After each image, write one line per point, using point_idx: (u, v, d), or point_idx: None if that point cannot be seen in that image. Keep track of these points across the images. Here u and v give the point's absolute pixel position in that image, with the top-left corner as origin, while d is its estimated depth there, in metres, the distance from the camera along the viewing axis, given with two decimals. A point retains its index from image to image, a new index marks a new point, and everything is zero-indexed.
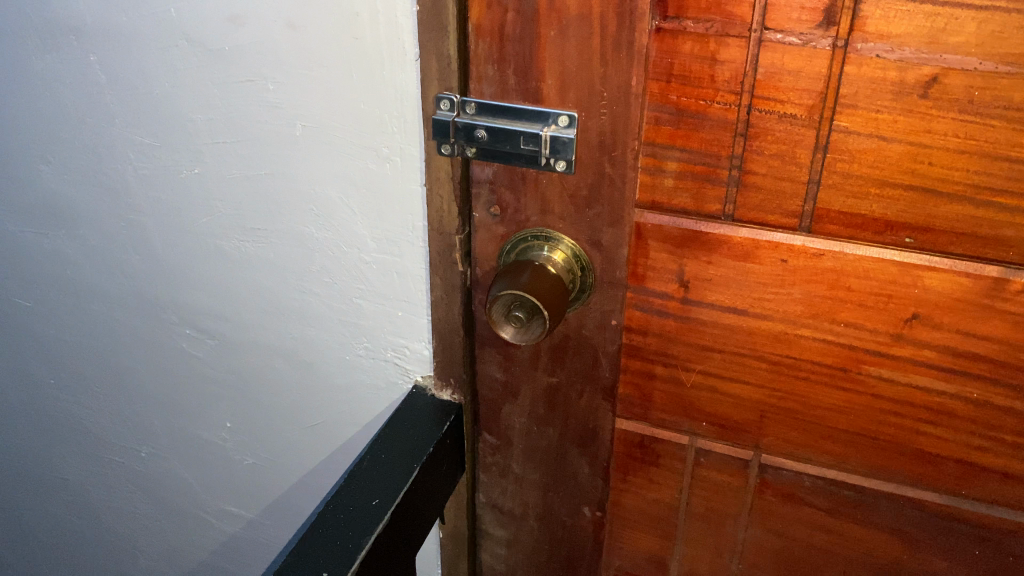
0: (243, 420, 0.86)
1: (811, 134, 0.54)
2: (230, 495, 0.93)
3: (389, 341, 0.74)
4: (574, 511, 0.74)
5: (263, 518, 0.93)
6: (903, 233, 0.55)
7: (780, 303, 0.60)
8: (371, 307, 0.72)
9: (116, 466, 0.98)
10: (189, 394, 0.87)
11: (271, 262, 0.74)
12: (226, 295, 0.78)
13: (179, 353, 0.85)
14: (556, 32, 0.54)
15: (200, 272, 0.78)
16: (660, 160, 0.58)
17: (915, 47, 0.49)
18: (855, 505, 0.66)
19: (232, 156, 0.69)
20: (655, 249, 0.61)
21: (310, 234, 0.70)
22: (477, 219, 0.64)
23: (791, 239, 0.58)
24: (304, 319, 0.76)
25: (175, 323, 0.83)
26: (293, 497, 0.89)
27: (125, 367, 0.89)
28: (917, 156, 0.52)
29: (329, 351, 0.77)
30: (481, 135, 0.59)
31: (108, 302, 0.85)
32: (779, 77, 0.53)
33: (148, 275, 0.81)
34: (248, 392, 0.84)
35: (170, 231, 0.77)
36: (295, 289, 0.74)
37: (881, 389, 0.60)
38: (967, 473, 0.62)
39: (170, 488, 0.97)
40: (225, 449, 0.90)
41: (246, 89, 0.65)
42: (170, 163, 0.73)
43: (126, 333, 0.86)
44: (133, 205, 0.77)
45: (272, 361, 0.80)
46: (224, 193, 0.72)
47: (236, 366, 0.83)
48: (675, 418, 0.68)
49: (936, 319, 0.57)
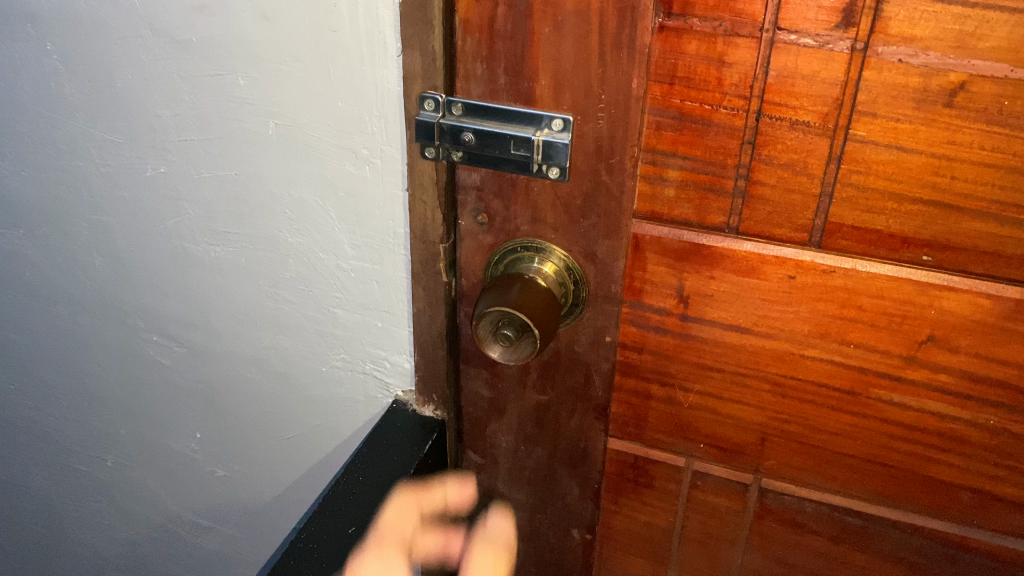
0: (215, 431, 0.82)
1: (825, 144, 0.50)
2: (201, 508, 0.89)
3: (368, 353, 0.69)
4: (562, 534, 0.70)
5: (236, 531, 0.89)
6: (921, 250, 0.51)
7: (786, 322, 0.56)
8: (348, 317, 0.68)
9: (81, 476, 0.94)
10: (157, 402, 0.83)
11: (242, 267, 0.69)
12: (195, 301, 0.74)
13: (147, 360, 0.80)
14: (550, 29, 0.50)
15: (168, 277, 0.73)
16: (660, 167, 0.54)
17: (942, 52, 0.45)
18: (860, 532, 0.62)
19: (200, 155, 0.65)
20: (653, 262, 0.57)
21: (283, 239, 0.66)
22: (462, 227, 0.60)
23: (800, 254, 0.54)
24: (278, 329, 0.71)
25: (141, 329, 0.78)
26: (268, 511, 0.85)
27: (89, 373, 0.84)
28: (939, 169, 0.49)
29: (304, 361, 0.73)
30: (468, 138, 0.55)
31: (71, 306, 0.80)
32: (792, 82, 0.49)
33: (114, 279, 0.76)
34: (218, 402, 0.79)
35: (137, 233, 0.72)
36: (268, 296, 0.70)
37: (891, 413, 0.57)
38: (980, 503, 0.58)
39: (138, 499, 0.92)
40: (195, 460, 0.85)
41: (214, 84, 0.60)
42: (134, 162, 0.68)
43: (90, 339, 0.82)
44: (96, 205, 0.72)
45: (245, 371, 0.76)
46: (193, 194, 0.67)
47: (206, 375, 0.78)
48: (671, 440, 0.64)
49: (954, 342, 0.53)
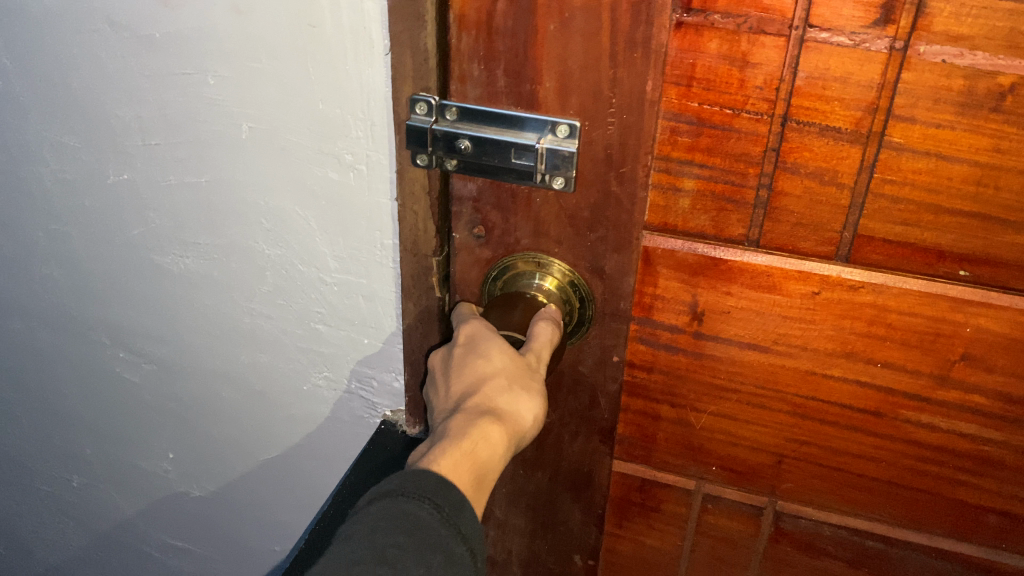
0: (189, 450, 0.77)
1: (857, 152, 0.46)
2: (174, 528, 0.84)
3: (354, 370, 0.65)
4: (564, 559, 0.66)
5: (211, 553, 0.84)
6: (958, 264, 0.48)
7: (808, 339, 0.52)
8: (332, 332, 0.63)
9: (45, 497, 0.88)
10: (126, 420, 0.77)
11: (215, 280, 0.64)
12: (165, 315, 0.68)
13: (114, 376, 0.74)
14: (556, 26, 0.45)
15: (135, 289, 0.68)
16: (675, 176, 0.49)
17: (991, 52, 0.41)
18: (881, 556, 0.59)
19: (168, 161, 0.59)
20: (666, 277, 0.53)
21: (260, 250, 0.60)
22: (457, 240, 0.55)
23: (825, 268, 0.50)
24: (255, 344, 0.66)
25: (107, 344, 0.72)
26: (246, 534, 0.80)
27: (52, 391, 0.78)
28: (981, 178, 0.45)
29: (283, 379, 0.68)
30: (463, 146, 0.50)
31: (30, 320, 0.74)
32: (823, 84, 0.44)
33: (77, 292, 0.70)
34: (192, 418, 0.74)
35: (100, 243, 0.66)
36: (244, 311, 0.65)
37: (919, 435, 0.53)
38: (1011, 526, 0.55)
39: (105, 518, 0.87)
40: (167, 480, 0.80)
41: (181, 83, 0.54)
42: (94, 167, 0.62)
43: (51, 355, 0.76)
44: (52, 214, 0.66)
45: (220, 388, 0.71)
46: (159, 202, 0.61)
47: (180, 393, 0.73)
48: (681, 462, 0.60)
49: (990, 361, 0.49)
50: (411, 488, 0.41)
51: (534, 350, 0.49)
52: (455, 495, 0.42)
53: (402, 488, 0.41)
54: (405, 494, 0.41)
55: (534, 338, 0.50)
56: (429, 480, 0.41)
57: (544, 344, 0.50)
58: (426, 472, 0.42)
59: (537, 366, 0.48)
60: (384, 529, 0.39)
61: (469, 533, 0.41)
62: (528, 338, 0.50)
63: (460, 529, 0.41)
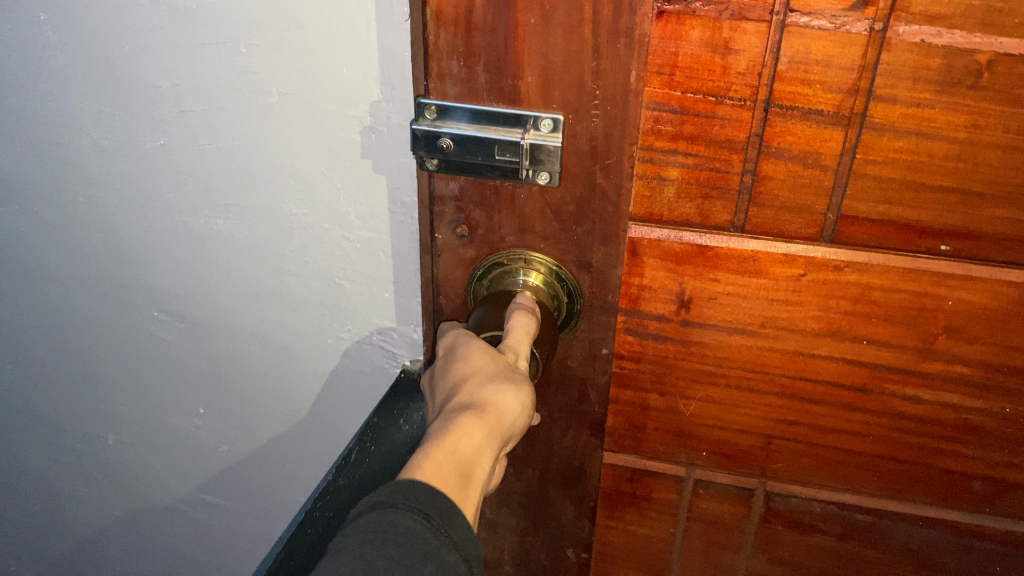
0: (219, 408, 0.71)
1: (838, 134, 0.46)
2: (191, 507, 0.81)
3: (375, 325, 0.61)
4: (556, 554, 0.65)
5: (220, 536, 0.83)
6: (939, 240, 0.49)
7: (795, 321, 0.53)
8: (355, 289, 0.59)
9: (57, 480, 0.83)
10: (151, 381, 0.71)
11: (241, 242, 0.59)
12: (194, 277, 0.63)
13: (139, 337, 0.68)
14: (537, 20, 0.45)
15: (159, 249, 0.62)
16: (660, 166, 0.49)
17: (968, 30, 0.42)
18: (869, 529, 0.60)
19: (194, 134, 0.55)
20: (652, 267, 0.53)
21: (286, 211, 0.57)
22: (439, 242, 0.54)
23: (811, 250, 0.50)
24: (284, 304, 0.62)
25: (135, 303, 0.66)
26: (256, 517, 0.80)
27: (77, 359, 0.72)
28: (960, 155, 0.46)
29: (308, 335, 0.63)
30: (446, 144, 0.49)
31: (59, 285, 0.67)
32: (806, 68, 0.45)
33: (110, 260, 0.64)
34: (219, 378, 0.69)
35: (134, 207, 0.60)
36: (270, 271, 0.60)
37: (905, 407, 0.54)
38: (994, 490, 0.56)
39: (120, 497, 0.83)
40: (196, 436, 0.74)
41: (213, 55, 0.51)
42: (124, 136, 0.56)
43: (79, 322, 0.69)
44: (77, 173, 0.59)
45: (251, 346, 0.66)
46: (189, 167, 0.56)
47: (212, 351, 0.67)
48: (671, 450, 0.60)
49: (971, 331, 0.51)
50: (400, 499, 0.38)
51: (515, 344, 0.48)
52: (444, 505, 0.39)
53: (390, 501, 0.38)
54: (393, 507, 0.38)
55: (511, 330, 0.49)
56: (417, 492, 0.39)
57: (524, 335, 0.49)
58: (411, 482, 0.40)
59: (516, 360, 0.47)
60: (373, 540, 0.36)
61: (462, 542, 0.39)
62: (507, 331, 0.49)
63: (452, 538, 0.38)
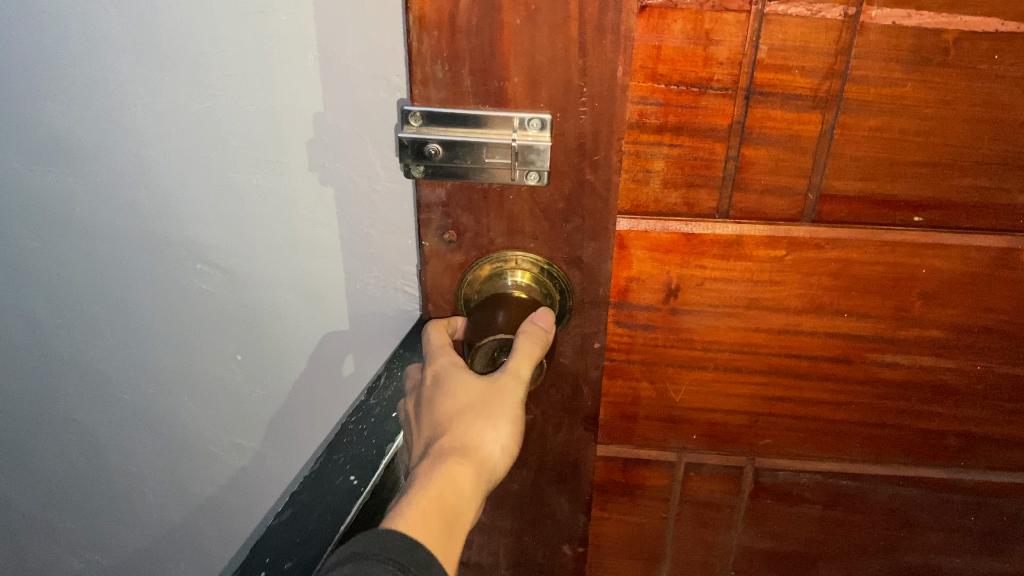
0: (247, 377, 0.65)
1: (817, 116, 0.48)
2: (177, 513, 0.75)
3: (404, 273, 0.58)
4: (552, 552, 0.66)
5: (192, 549, 0.78)
6: (913, 212, 0.51)
7: (780, 300, 0.54)
8: (383, 238, 0.56)
9: (48, 483, 0.76)
10: (167, 353, 0.65)
11: (272, 194, 0.55)
12: (221, 227, 0.57)
13: (158, 297, 0.61)
14: (523, 20, 0.45)
15: (185, 204, 0.56)
16: (645, 159, 0.50)
17: (936, 11, 0.44)
18: (853, 494, 0.63)
19: (235, 73, 0.50)
20: (640, 258, 0.54)
21: (318, 164, 0.53)
22: (427, 248, 0.53)
23: (793, 231, 0.52)
24: (315, 255, 0.58)
25: (161, 260, 0.59)
26: (230, 527, 0.75)
27: (96, 315, 0.63)
28: (930, 130, 0.48)
29: (337, 286, 0.59)
30: (434, 150, 0.49)
31: (76, 230, 0.59)
32: (785, 55, 0.46)
33: (139, 206, 0.57)
34: (247, 341, 0.63)
35: (162, 155, 0.54)
36: (299, 223, 0.56)
37: (884, 374, 0.57)
38: (967, 444, 0.59)
39: (108, 503, 0.76)
40: (227, 409, 0.67)
41: (250, 22, 0.48)
42: (155, 81, 0.51)
43: (101, 273, 0.61)
44: (110, 97, 0.52)
45: (284, 299, 0.60)
46: (219, 118, 0.52)
47: (256, 297, 0.60)
48: (661, 436, 0.61)
49: (943, 296, 0.54)
50: (375, 550, 0.40)
51: (512, 368, 0.48)
52: (421, 554, 0.41)
53: (364, 551, 0.40)
54: (367, 557, 0.39)
55: (513, 352, 0.48)
56: (393, 542, 0.40)
57: (520, 358, 0.48)
58: (389, 531, 0.41)
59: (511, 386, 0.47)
60: None
61: None
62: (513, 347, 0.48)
63: None
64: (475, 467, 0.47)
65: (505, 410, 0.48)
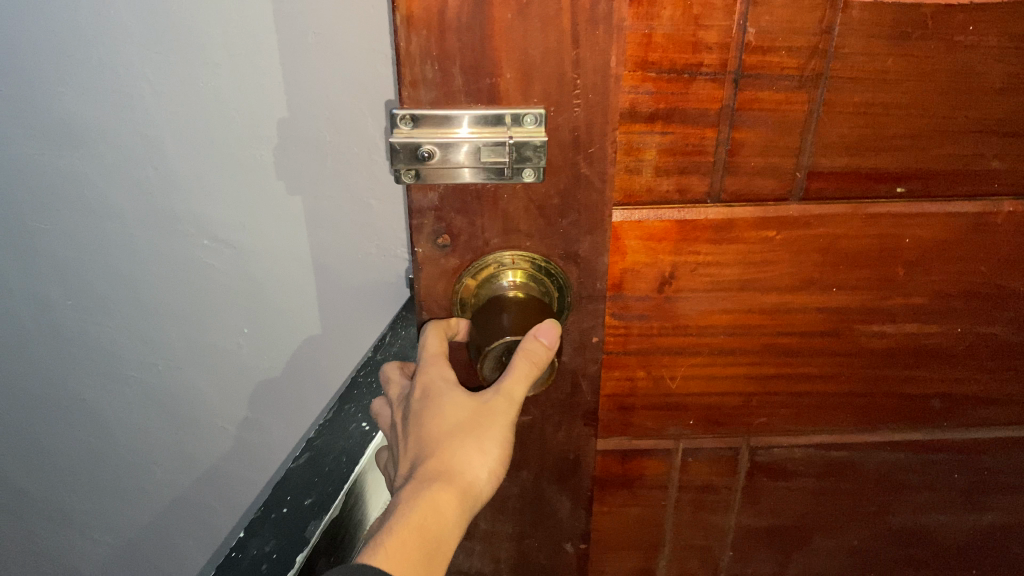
0: (261, 326, 0.86)
1: (804, 96, 0.49)
2: (205, 450, 0.97)
3: (392, 236, 0.80)
4: (554, 552, 0.65)
5: (216, 480, 1.00)
6: (896, 183, 0.52)
7: (772, 279, 0.55)
8: (381, 205, 0.78)
9: (91, 434, 0.97)
10: (192, 300, 0.84)
11: (282, 168, 0.75)
12: (240, 204, 0.77)
13: (189, 263, 0.81)
14: (514, 14, 0.44)
15: (210, 180, 0.76)
16: (638, 149, 0.50)
17: None
18: (844, 464, 0.64)
19: (238, 52, 0.68)
20: (634, 248, 0.53)
21: (324, 138, 0.73)
22: (420, 254, 0.52)
23: (782, 210, 0.53)
24: (319, 219, 0.79)
25: (189, 234, 0.79)
26: (262, 458, 0.97)
27: (124, 286, 0.84)
28: (911, 102, 0.49)
29: (340, 246, 0.80)
30: (428, 153, 0.47)
31: (110, 216, 0.78)
32: (772, 37, 0.47)
33: (157, 181, 0.76)
34: (261, 294, 0.83)
35: (182, 134, 0.73)
36: (308, 191, 0.76)
37: (872, 345, 0.58)
38: (952, 405, 0.61)
39: (139, 446, 0.98)
40: (240, 353, 0.88)
41: (262, 19, 0.67)
42: (174, 71, 0.69)
43: (127, 247, 0.80)
44: (150, 85, 0.70)
45: (290, 263, 0.81)
46: (241, 103, 0.71)
47: (251, 270, 0.82)
48: (658, 425, 0.61)
49: (927, 264, 0.55)
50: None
51: (504, 390, 0.48)
52: None
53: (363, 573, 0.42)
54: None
55: (507, 372, 0.48)
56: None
57: (514, 379, 0.48)
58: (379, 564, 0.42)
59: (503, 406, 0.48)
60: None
61: None
62: (507, 370, 0.48)
63: None
64: (461, 492, 0.47)
65: (493, 432, 0.48)
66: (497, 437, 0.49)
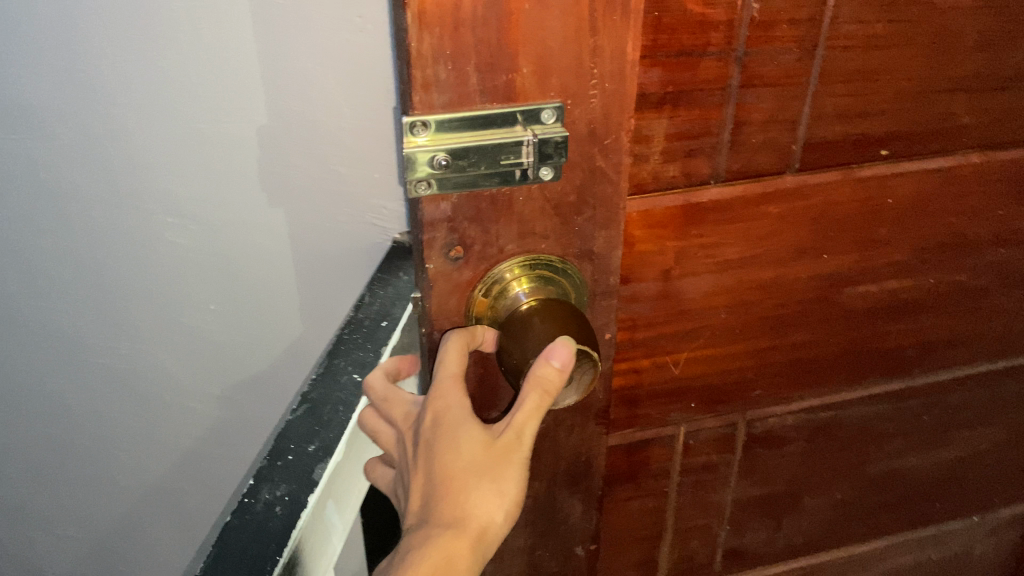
0: (229, 301, 0.88)
1: (803, 68, 0.49)
2: (169, 435, 0.99)
3: (372, 204, 0.82)
4: (565, 558, 0.63)
5: (184, 465, 1.02)
6: (879, 147, 0.53)
7: (769, 254, 0.55)
8: (349, 170, 0.80)
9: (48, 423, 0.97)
10: (157, 279, 0.86)
11: (248, 140, 0.77)
12: (209, 176, 0.79)
13: (158, 242, 0.83)
14: (533, 4, 0.40)
15: (180, 155, 0.78)
16: (645, 136, 0.48)
17: None
18: (830, 424, 0.66)
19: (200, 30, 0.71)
20: (641, 238, 0.52)
21: (289, 108, 0.76)
22: (431, 269, 0.48)
23: (779, 184, 0.53)
24: (291, 191, 0.81)
25: (154, 213, 0.81)
26: (236, 439, 1.00)
27: (88, 269, 0.85)
28: (897, 67, 0.50)
29: (304, 217, 0.82)
30: (444, 161, 0.43)
31: (64, 198, 0.79)
32: (775, 10, 0.46)
33: (123, 163, 0.78)
34: (232, 270, 0.86)
35: (147, 113, 0.75)
36: (270, 164, 0.79)
37: (855, 305, 0.60)
38: (923, 352, 0.64)
39: (94, 436, 0.99)
40: (203, 327, 0.90)
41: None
42: (130, 61, 0.72)
43: (90, 231, 0.82)
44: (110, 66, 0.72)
45: (256, 238, 0.84)
46: (209, 77, 0.73)
47: (225, 246, 0.84)
48: (661, 411, 0.60)
49: (905, 222, 0.57)
50: None
51: (518, 427, 0.45)
52: None
53: None
54: None
55: (518, 407, 0.46)
56: None
57: (529, 415, 0.45)
58: None
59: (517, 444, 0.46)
60: None
61: None
62: (518, 401, 0.46)
63: None
64: (473, 539, 0.45)
65: (509, 471, 0.46)
66: (513, 474, 0.46)
